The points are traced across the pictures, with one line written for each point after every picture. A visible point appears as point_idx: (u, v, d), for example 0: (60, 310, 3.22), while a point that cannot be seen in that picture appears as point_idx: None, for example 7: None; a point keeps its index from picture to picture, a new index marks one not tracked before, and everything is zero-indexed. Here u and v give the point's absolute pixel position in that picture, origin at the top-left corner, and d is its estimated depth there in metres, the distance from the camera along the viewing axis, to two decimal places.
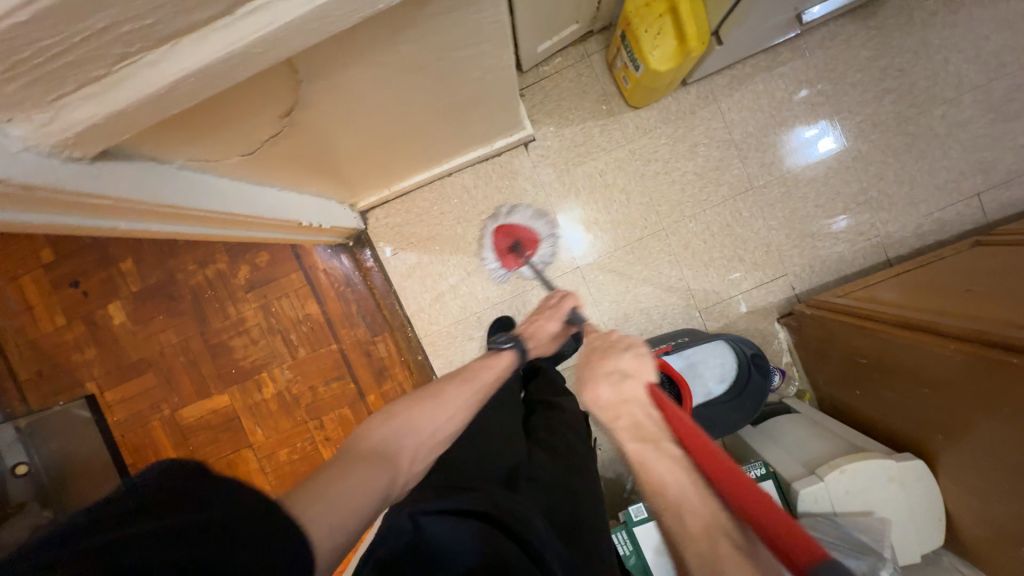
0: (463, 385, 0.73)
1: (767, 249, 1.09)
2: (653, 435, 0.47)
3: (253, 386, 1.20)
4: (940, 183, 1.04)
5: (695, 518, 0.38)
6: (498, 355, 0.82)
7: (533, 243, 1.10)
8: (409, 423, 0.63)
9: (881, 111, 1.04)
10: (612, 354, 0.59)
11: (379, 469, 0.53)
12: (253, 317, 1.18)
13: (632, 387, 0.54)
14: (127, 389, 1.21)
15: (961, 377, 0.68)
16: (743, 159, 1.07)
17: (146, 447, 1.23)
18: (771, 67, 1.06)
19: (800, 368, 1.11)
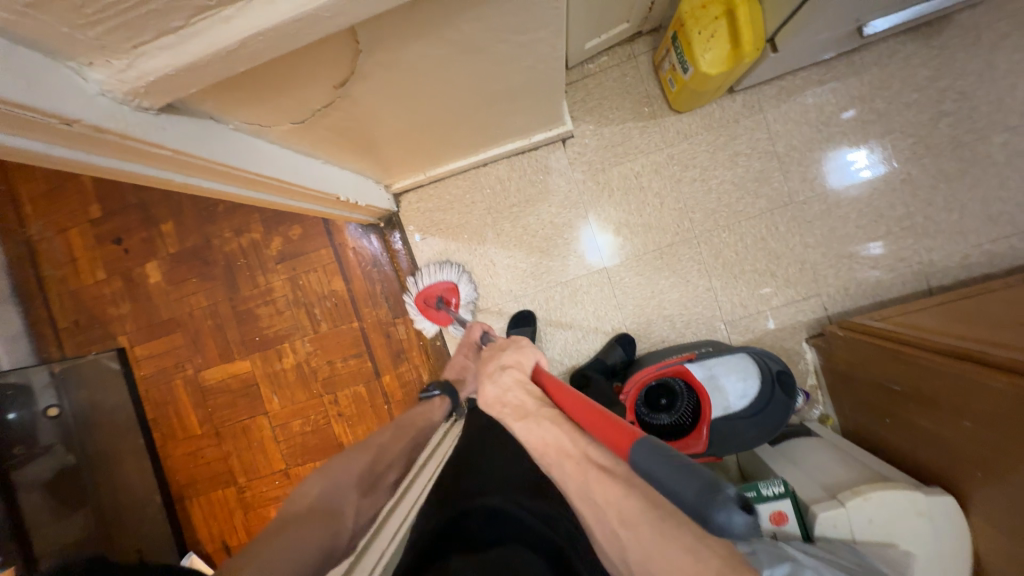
0: (399, 437, 0.82)
1: (801, 267, 1.06)
2: (533, 412, 0.56)
3: (274, 355, 1.23)
4: (993, 213, 0.99)
5: (570, 461, 0.49)
6: (428, 403, 0.91)
7: (453, 292, 1.11)
8: (346, 477, 0.71)
9: (936, 135, 1.01)
10: (494, 358, 0.68)
11: (320, 525, 0.62)
12: (281, 288, 1.21)
13: (509, 377, 0.63)
14: (155, 346, 1.26)
15: (1011, 413, 0.64)
16: (785, 172, 1.05)
17: (168, 405, 1.27)
18: (824, 80, 1.03)
19: (824, 393, 1.07)
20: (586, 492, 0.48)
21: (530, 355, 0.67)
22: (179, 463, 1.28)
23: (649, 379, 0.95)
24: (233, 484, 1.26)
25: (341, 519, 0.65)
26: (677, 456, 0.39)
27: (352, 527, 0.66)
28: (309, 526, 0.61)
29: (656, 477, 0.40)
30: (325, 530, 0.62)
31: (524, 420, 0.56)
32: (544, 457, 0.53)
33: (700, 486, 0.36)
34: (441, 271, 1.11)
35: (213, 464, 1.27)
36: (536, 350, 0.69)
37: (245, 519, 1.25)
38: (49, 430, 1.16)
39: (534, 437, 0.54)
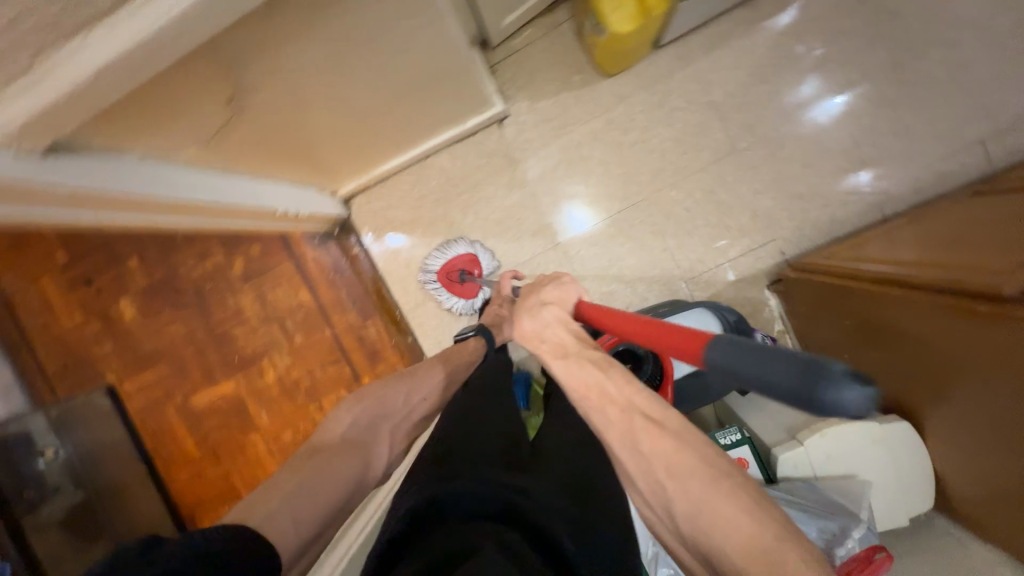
0: (441, 370, 0.75)
1: (753, 215, 1.05)
2: (574, 352, 0.51)
3: (255, 372, 1.26)
4: (939, 132, 0.98)
5: (614, 407, 0.45)
6: (464, 342, 0.83)
7: (474, 263, 1.08)
8: (382, 406, 0.67)
9: (872, 61, 0.99)
10: (533, 292, 0.61)
11: (350, 457, 0.59)
12: (250, 306, 1.24)
13: (551, 314, 0.56)
14: (143, 379, 1.30)
15: (954, 328, 0.63)
16: (725, 121, 1.04)
17: (164, 433, 1.32)
18: (751, 21, 1.01)
19: (793, 337, 1.07)
20: (630, 443, 0.43)
21: (574, 291, 0.61)
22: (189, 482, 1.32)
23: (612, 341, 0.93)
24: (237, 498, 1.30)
25: (372, 454, 0.62)
26: (755, 346, 0.34)
27: (382, 464, 0.64)
28: (341, 460, 0.57)
29: (737, 371, 0.35)
30: (356, 466, 0.58)
31: (564, 360, 0.50)
32: (583, 402, 0.47)
33: (795, 366, 0.31)
34: (460, 243, 1.10)
35: (216, 483, 1.31)
36: (576, 286, 0.62)
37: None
38: (53, 471, 1.19)
39: (573, 378, 0.48)
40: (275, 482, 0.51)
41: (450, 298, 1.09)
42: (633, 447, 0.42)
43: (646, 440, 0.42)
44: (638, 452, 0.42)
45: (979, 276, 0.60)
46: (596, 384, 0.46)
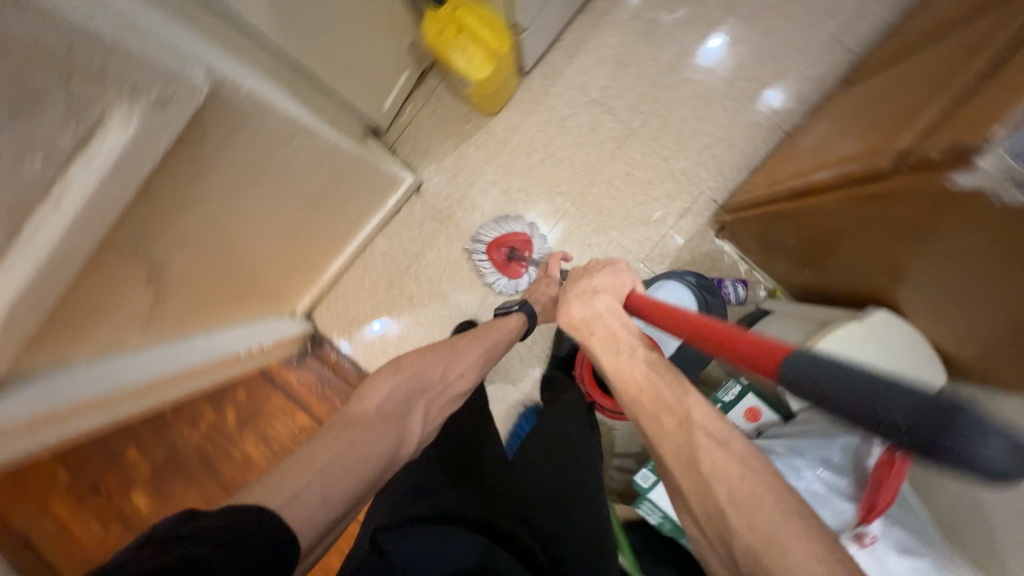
0: (477, 346, 0.75)
1: (674, 178, 1.10)
2: (628, 345, 0.56)
3: None
4: (797, 46, 1.05)
5: (671, 417, 0.47)
6: (507, 315, 0.82)
7: (527, 245, 1.08)
8: (422, 377, 0.67)
9: (712, 12, 1.07)
10: (586, 278, 0.69)
11: (384, 432, 0.59)
12: (257, 453, 1.17)
13: (602, 302, 0.63)
14: None
15: (874, 215, 0.66)
16: (612, 111, 1.11)
17: None
18: (595, 22, 1.10)
19: (760, 271, 1.08)
20: (687, 457, 0.45)
21: (626, 280, 0.69)
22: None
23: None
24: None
25: (405, 427, 0.62)
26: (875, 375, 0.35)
27: (416, 438, 0.63)
28: (373, 436, 0.58)
29: (851, 388, 0.35)
30: (388, 442, 0.59)
31: (617, 354, 0.55)
32: (634, 401, 0.51)
33: (927, 405, 0.32)
34: (518, 221, 1.10)
35: None
36: (629, 275, 0.71)
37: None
38: None
39: (625, 378, 0.52)
40: (311, 455, 0.52)
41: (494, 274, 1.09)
42: (688, 461, 0.45)
43: (705, 455, 0.44)
44: (695, 467, 0.45)
45: (875, 159, 0.63)
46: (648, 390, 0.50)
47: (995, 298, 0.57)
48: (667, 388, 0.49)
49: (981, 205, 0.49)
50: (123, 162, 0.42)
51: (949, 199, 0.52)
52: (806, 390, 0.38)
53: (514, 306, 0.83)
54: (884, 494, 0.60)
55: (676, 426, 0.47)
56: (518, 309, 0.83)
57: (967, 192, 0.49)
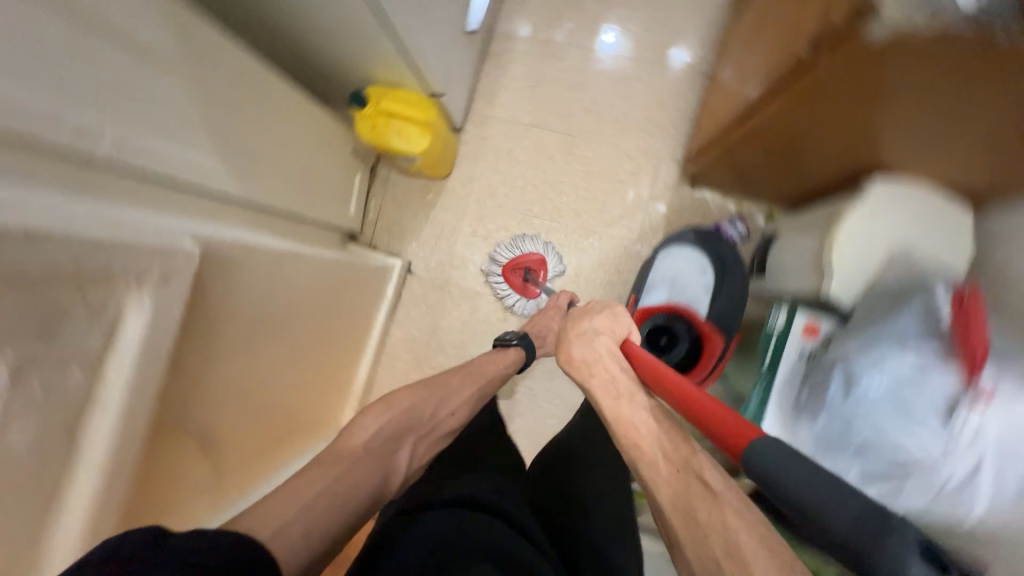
0: (471, 381, 0.75)
1: (630, 158, 1.14)
2: (625, 390, 0.62)
3: None
4: (678, 7, 1.15)
5: (665, 466, 0.52)
6: (505, 350, 0.85)
7: (542, 264, 1.12)
8: (411, 415, 0.64)
9: (594, 10, 1.17)
10: (586, 317, 0.74)
11: (376, 467, 0.55)
12: None
13: (602, 344, 0.69)
14: None
15: (815, 106, 0.68)
16: (548, 126, 1.17)
17: None
18: (499, 61, 1.19)
19: (748, 201, 1.09)
20: (687, 510, 0.47)
21: (623, 324, 0.74)
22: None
23: (652, 312, 0.98)
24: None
25: (391, 464, 0.58)
26: (816, 462, 0.43)
27: (403, 474, 0.60)
28: (364, 466, 0.54)
29: (804, 482, 0.41)
30: (378, 477, 0.55)
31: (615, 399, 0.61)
32: (632, 448, 0.55)
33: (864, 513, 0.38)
34: (534, 241, 1.13)
35: None
36: (628, 319, 0.76)
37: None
38: None
39: (625, 426, 0.57)
40: (296, 485, 0.47)
41: (514, 298, 1.13)
42: (686, 515, 0.47)
43: (702, 508, 0.47)
44: (692, 518, 0.47)
45: (792, 57, 0.66)
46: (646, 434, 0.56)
47: (973, 119, 0.57)
48: (668, 440, 0.54)
49: (897, 51, 0.51)
50: (149, 338, 0.45)
51: (868, 60, 0.54)
52: (770, 478, 0.44)
53: (512, 340, 0.87)
54: (977, 339, 0.53)
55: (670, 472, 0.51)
56: (516, 344, 0.87)
57: (879, 48, 0.52)
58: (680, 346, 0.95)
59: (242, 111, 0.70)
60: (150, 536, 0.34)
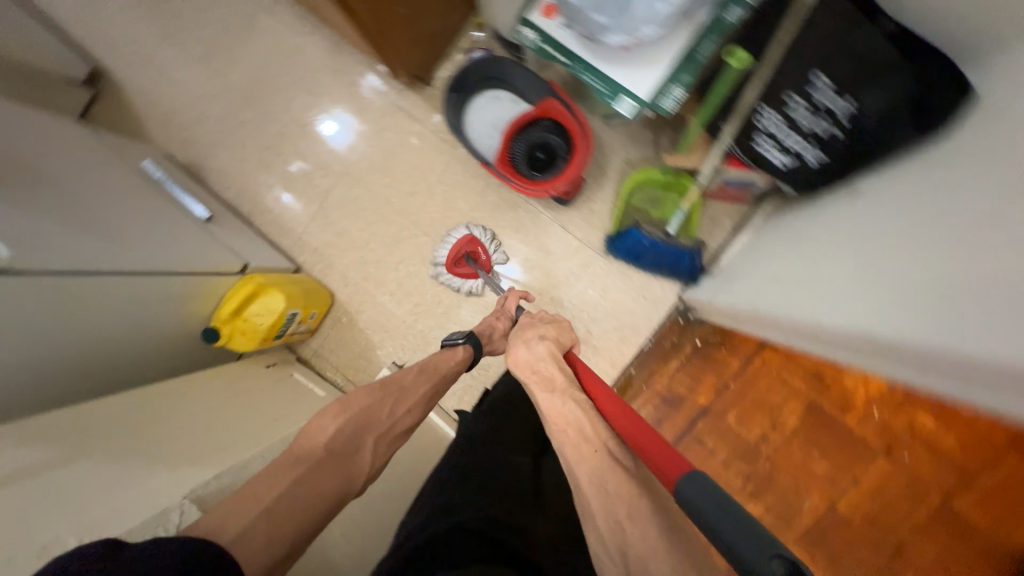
0: (426, 381, 0.75)
1: (385, 129, 1.22)
2: (562, 386, 0.65)
3: (808, 452, 1.06)
4: (277, 43, 1.26)
5: (588, 446, 0.55)
6: (453, 349, 0.83)
7: (475, 242, 1.11)
8: (370, 416, 0.67)
9: (251, 114, 1.28)
10: (531, 327, 0.79)
11: (335, 470, 0.59)
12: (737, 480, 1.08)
13: (541, 347, 0.72)
14: (876, 549, 1.03)
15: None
16: (330, 190, 1.25)
17: (934, 524, 1.02)
18: (258, 210, 1.27)
19: (458, 40, 1.16)
20: (600, 488, 0.50)
21: (571, 334, 0.80)
22: (986, 545, 1.00)
23: (507, 150, 0.98)
24: (961, 488, 1.01)
25: (353, 464, 0.61)
26: (748, 516, 0.41)
27: (365, 473, 0.63)
28: (323, 472, 0.58)
29: (710, 517, 0.42)
30: (338, 481, 0.58)
31: (551, 391, 0.64)
32: (561, 429, 0.59)
33: (749, 541, 0.39)
34: (458, 231, 1.14)
35: (981, 461, 1.00)
36: (571, 329, 0.82)
37: (1008, 442, 0.99)
38: None
39: (556, 413, 0.60)
40: (256, 489, 0.52)
41: (472, 285, 1.13)
42: (603, 491, 0.50)
43: (617, 488, 0.50)
44: (607, 492, 0.50)
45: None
46: (580, 427, 0.58)
47: None
48: (593, 425, 0.58)
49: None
50: None
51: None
52: (689, 502, 0.44)
53: (459, 338, 0.85)
54: None
55: (592, 462, 0.53)
56: (465, 341, 0.84)
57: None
58: (551, 143, 1.00)
59: (149, 424, 0.76)
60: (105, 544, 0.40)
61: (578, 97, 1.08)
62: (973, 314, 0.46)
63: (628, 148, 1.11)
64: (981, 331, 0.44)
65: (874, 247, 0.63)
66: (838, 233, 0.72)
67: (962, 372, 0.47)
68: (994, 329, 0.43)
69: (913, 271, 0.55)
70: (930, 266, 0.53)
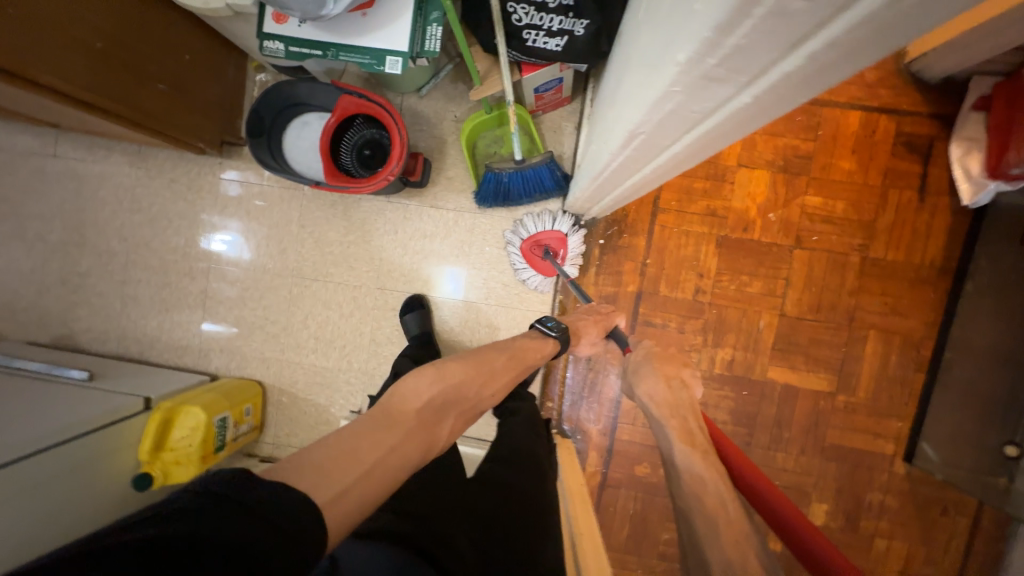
0: (513, 368, 0.79)
1: (225, 205, 1.18)
2: (700, 446, 0.67)
3: (739, 281, 1.12)
4: (77, 180, 1.19)
5: (726, 524, 0.57)
6: (544, 341, 0.88)
7: (563, 243, 1.08)
8: (460, 392, 0.69)
9: (88, 259, 1.20)
10: (663, 360, 0.82)
11: (421, 437, 0.59)
12: (695, 337, 1.13)
13: (675, 396, 0.76)
14: (829, 326, 1.12)
15: (68, 66, 0.73)
16: (205, 289, 1.19)
17: (864, 280, 1.10)
18: (145, 344, 1.20)
19: (247, 89, 1.14)
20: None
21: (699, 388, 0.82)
22: (913, 274, 1.09)
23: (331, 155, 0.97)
24: (870, 239, 1.09)
25: (436, 435, 0.62)
26: None
27: (442, 445, 0.64)
28: (414, 437, 0.59)
29: None
30: (418, 449, 0.58)
31: (687, 448, 0.66)
32: (695, 494, 0.61)
33: None
34: (552, 219, 1.08)
35: (871, 209, 1.09)
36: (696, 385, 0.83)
37: (883, 181, 1.08)
38: None
39: (693, 475, 0.63)
40: (345, 450, 0.51)
41: (537, 276, 1.11)
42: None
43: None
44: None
45: (26, 86, 0.71)
46: (718, 492, 0.60)
47: None
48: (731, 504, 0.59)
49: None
50: None
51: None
52: None
53: (547, 324, 0.90)
54: None
55: (732, 540, 0.55)
56: (552, 330, 0.89)
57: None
58: (372, 137, 1.01)
59: None
60: (236, 474, 0.40)
61: (382, 85, 1.08)
62: (651, 55, 0.40)
63: (451, 107, 1.12)
64: (650, 73, 0.39)
65: (631, 41, 0.56)
66: (621, 53, 0.65)
67: (697, 107, 0.35)
68: (664, 50, 0.35)
69: (635, 56, 0.51)
70: (644, 33, 0.47)
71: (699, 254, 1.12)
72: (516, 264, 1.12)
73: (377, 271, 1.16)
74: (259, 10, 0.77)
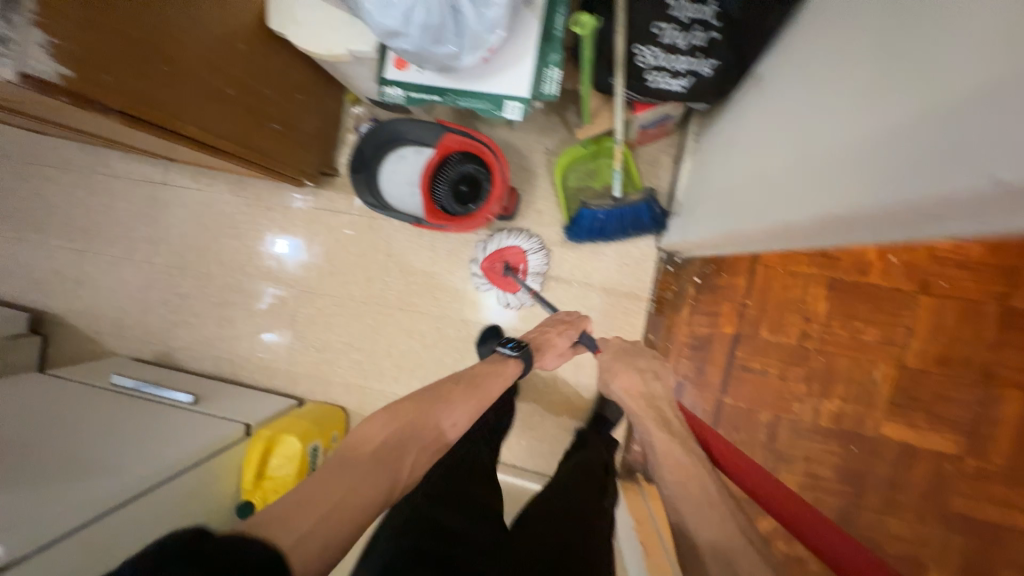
0: (473, 396, 0.73)
1: (316, 233, 1.21)
2: (678, 431, 0.66)
3: (852, 328, 1.03)
4: (183, 208, 1.26)
5: (711, 504, 0.56)
6: (505, 362, 0.81)
7: (519, 256, 1.09)
8: (414, 427, 0.64)
9: (190, 282, 1.27)
10: (630, 359, 0.78)
11: (379, 475, 0.56)
12: (798, 385, 1.05)
13: (651, 386, 0.74)
14: (959, 382, 1.00)
15: (201, 114, 0.76)
16: (294, 314, 1.23)
17: (1003, 333, 0.98)
18: (238, 365, 1.25)
19: (344, 122, 1.17)
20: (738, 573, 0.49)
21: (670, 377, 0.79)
22: None
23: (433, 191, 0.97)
24: (1013, 287, 0.97)
25: (397, 472, 0.58)
26: None
27: (406, 480, 0.60)
28: (370, 478, 0.55)
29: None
30: (382, 486, 0.55)
31: (665, 435, 0.65)
32: (678, 478, 0.59)
33: None
34: (511, 236, 1.09)
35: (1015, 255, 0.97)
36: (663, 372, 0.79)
37: None
38: None
39: (673, 459, 0.61)
40: (312, 494, 0.50)
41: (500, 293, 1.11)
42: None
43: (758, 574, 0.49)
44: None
45: (165, 134, 0.74)
46: (697, 473, 0.59)
47: None
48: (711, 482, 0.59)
49: (100, 83, 0.60)
50: None
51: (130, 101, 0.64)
52: None
53: (507, 346, 0.84)
54: None
55: (715, 519, 0.54)
56: (514, 353, 0.83)
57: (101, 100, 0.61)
58: (471, 171, 0.99)
59: None
60: None
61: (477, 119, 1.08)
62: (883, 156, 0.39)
63: (543, 139, 1.10)
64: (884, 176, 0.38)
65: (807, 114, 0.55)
66: (773, 121, 0.64)
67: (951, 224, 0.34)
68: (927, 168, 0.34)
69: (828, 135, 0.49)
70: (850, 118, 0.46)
71: (806, 297, 1.03)
72: (480, 285, 1.13)
73: (463, 303, 1.15)
74: (380, 55, 0.78)
